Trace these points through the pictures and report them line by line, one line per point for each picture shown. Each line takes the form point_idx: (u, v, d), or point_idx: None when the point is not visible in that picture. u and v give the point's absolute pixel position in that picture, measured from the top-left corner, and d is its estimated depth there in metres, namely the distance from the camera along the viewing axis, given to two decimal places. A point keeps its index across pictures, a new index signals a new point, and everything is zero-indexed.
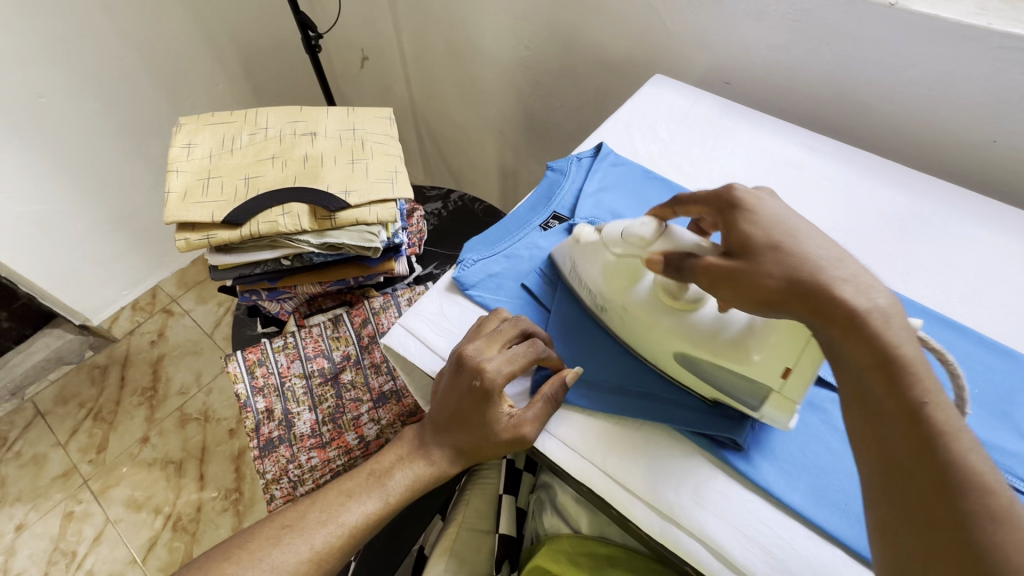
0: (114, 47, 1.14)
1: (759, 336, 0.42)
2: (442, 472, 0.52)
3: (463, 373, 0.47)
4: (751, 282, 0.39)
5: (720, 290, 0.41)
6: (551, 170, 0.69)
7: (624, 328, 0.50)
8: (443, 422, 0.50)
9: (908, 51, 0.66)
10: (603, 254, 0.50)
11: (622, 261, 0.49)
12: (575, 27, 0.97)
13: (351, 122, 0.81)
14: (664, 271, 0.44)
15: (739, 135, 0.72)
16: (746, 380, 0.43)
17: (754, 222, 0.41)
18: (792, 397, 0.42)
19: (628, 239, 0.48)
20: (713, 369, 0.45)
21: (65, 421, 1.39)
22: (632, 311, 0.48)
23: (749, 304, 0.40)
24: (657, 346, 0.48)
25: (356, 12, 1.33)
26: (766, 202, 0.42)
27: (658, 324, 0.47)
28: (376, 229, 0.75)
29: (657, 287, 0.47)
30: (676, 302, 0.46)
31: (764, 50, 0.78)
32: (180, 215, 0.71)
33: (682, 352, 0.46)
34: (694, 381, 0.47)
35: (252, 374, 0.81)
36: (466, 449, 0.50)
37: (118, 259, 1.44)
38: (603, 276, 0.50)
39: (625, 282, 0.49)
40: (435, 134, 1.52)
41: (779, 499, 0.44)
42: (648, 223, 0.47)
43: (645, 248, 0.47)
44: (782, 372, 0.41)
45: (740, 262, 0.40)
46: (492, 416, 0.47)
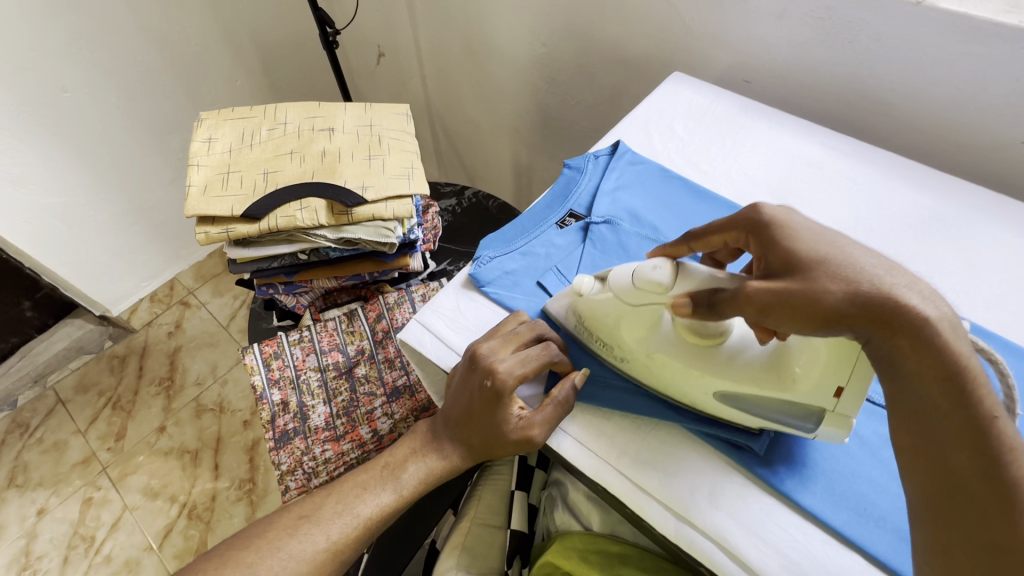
0: (137, 43, 1.16)
1: (799, 356, 0.41)
2: (455, 467, 0.52)
3: (475, 374, 0.47)
4: (809, 300, 0.37)
5: (774, 316, 0.38)
6: (568, 167, 0.68)
7: (651, 373, 0.48)
8: (455, 419, 0.50)
9: (934, 49, 0.65)
10: (616, 304, 0.47)
11: (637, 309, 0.46)
12: (593, 25, 0.96)
13: (369, 118, 0.82)
14: (696, 313, 0.41)
15: (759, 134, 0.71)
16: (795, 403, 0.42)
17: (789, 239, 0.40)
18: (847, 413, 0.41)
19: (641, 287, 0.44)
20: (756, 400, 0.43)
21: (85, 409, 1.42)
22: (662, 358, 0.46)
23: (811, 326, 0.37)
24: (693, 389, 0.46)
25: (373, 8, 1.33)
26: (794, 218, 0.42)
27: (697, 365, 0.44)
28: (393, 224, 0.75)
29: (681, 328, 0.45)
30: (704, 338, 0.44)
31: (785, 48, 0.77)
32: (201, 209, 0.72)
33: (722, 387, 0.44)
34: (736, 417, 0.45)
35: (268, 366, 0.82)
36: (476, 447, 0.50)
37: (138, 251, 1.47)
38: (619, 328, 0.47)
39: (645, 330, 0.46)
40: (450, 131, 1.52)
41: (796, 502, 0.43)
42: (662, 266, 0.43)
43: (663, 294, 0.43)
44: (835, 391, 0.40)
45: (790, 283, 0.38)
46: (504, 418, 0.47)
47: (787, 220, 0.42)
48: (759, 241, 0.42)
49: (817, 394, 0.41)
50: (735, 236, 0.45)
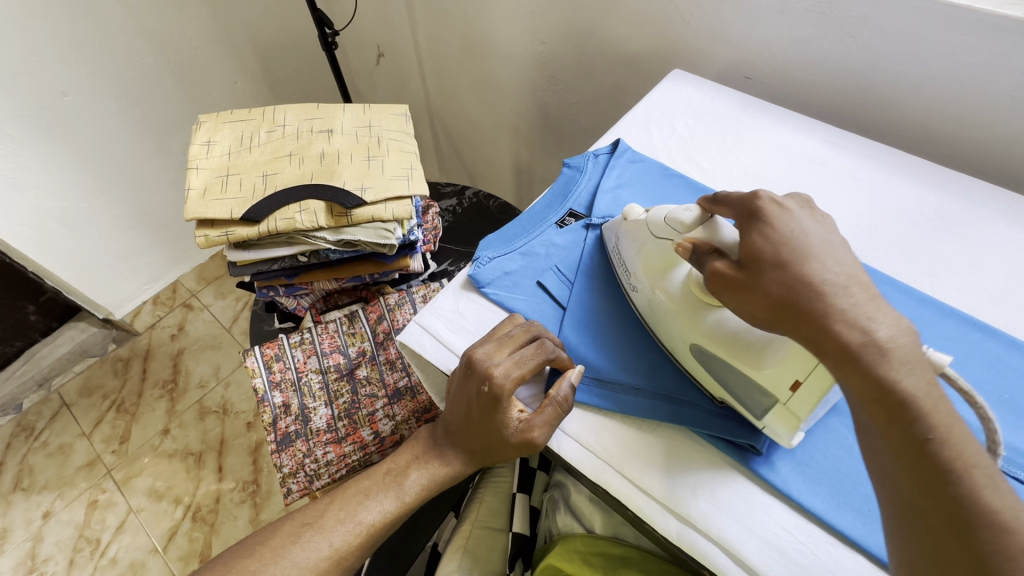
0: (136, 47, 1.16)
1: (773, 346, 0.41)
2: (457, 472, 0.52)
3: (471, 378, 0.47)
4: (751, 295, 0.39)
5: (721, 296, 0.41)
6: (568, 167, 0.68)
7: (651, 314, 0.50)
8: (456, 424, 0.50)
9: (937, 43, 0.64)
10: (645, 233, 0.51)
11: (661, 243, 0.49)
12: (592, 23, 0.95)
13: (367, 119, 0.82)
14: (689, 258, 0.44)
15: (760, 131, 0.70)
16: (755, 386, 0.43)
17: (767, 234, 0.40)
18: (796, 411, 0.41)
19: (671, 224, 0.48)
20: (726, 370, 0.44)
21: (90, 412, 1.42)
22: (660, 297, 0.48)
23: (752, 318, 0.40)
24: (676, 334, 0.48)
25: (371, 9, 1.33)
26: (784, 217, 0.41)
27: (682, 314, 0.46)
28: (392, 225, 0.75)
29: (691, 278, 0.47)
30: (705, 296, 0.45)
31: (786, 44, 0.76)
32: (200, 212, 0.72)
33: (697, 346, 0.46)
34: (704, 376, 0.47)
35: (269, 369, 0.82)
36: (480, 450, 0.50)
37: (140, 255, 1.47)
38: (641, 258, 0.51)
39: (661, 267, 0.49)
40: (450, 131, 1.52)
41: (799, 503, 0.43)
42: (693, 209, 0.46)
43: (682, 233, 0.47)
44: (792, 384, 0.40)
45: (744, 275, 0.40)
46: (502, 421, 0.47)
47: (781, 213, 0.41)
48: (742, 228, 0.42)
49: (774, 381, 0.41)
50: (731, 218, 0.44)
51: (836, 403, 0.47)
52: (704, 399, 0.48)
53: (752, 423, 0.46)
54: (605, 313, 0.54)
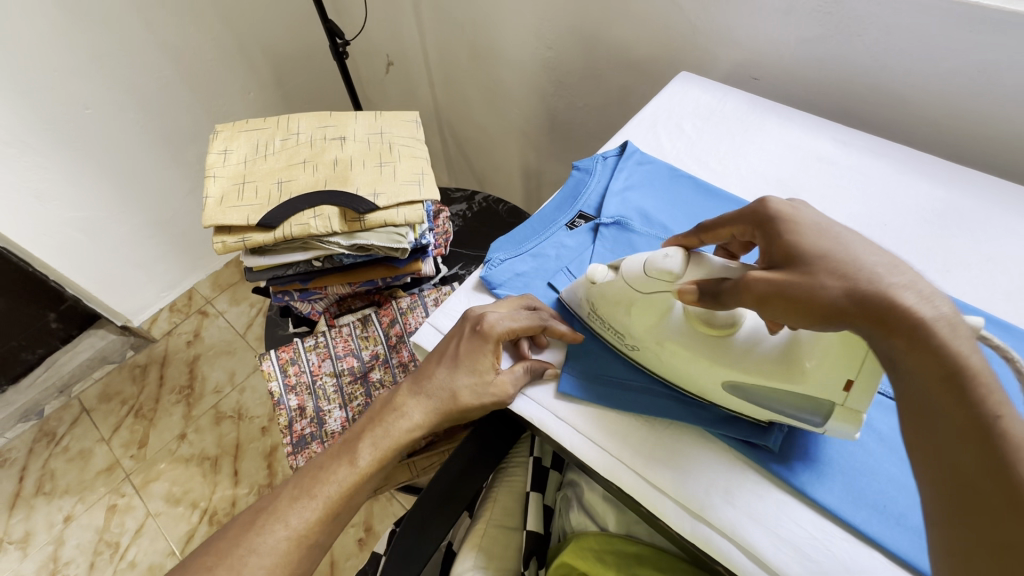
0: (154, 60, 1.19)
1: (809, 345, 0.41)
2: (421, 413, 0.53)
3: (468, 320, 0.52)
4: (809, 295, 0.37)
5: (771, 306, 0.39)
6: (576, 170, 0.68)
7: (662, 362, 0.49)
8: (436, 366, 0.53)
9: (946, 40, 0.64)
10: (625, 291, 0.48)
11: (650, 298, 0.47)
12: (598, 28, 0.97)
13: (379, 126, 0.83)
14: (700, 301, 0.42)
15: (768, 130, 0.71)
16: (802, 395, 0.42)
17: (798, 230, 0.41)
18: (858, 407, 0.40)
19: (652, 275, 0.46)
20: (769, 391, 0.43)
21: (109, 418, 1.45)
22: (670, 343, 0.47)
23: (806, 318, 0.37)
24: (700, 377, 0.46)
25: (381, 18, 1.36)
26: (803, 214, 0.42)
27: (705, 353, 0.45)
28: (404, 229, 0.76)
29: (690, 315, 0.46)
30: (713, 327, 0.45)
31: (793, 45, 0.76)
32: (218, 219, 0.73)
33: (731, 380, 0.44)
34: (741, 406, 0.46)
35: (285, 372, 0.84)
36: (450, 404, 0.52)
37: (158, 262, 1.50)
38: (629, 316, 0.48)
39: (654, 320, 0.47)
40: (459, 136, 1.54)
41: (813, 499, 0.43)
42: (673, 255, 0.45)
43: (673, 283, 0.45)
44: (844, 385, 0.40)
45: (790, 277, 0.38)
46: (481, 363, 0.50)
47: (799, 212, 0.42)
48: (766, 232, 0.43)
49: (826, 386, 0.40)
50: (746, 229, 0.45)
51: None
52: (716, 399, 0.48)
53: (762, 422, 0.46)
54: None
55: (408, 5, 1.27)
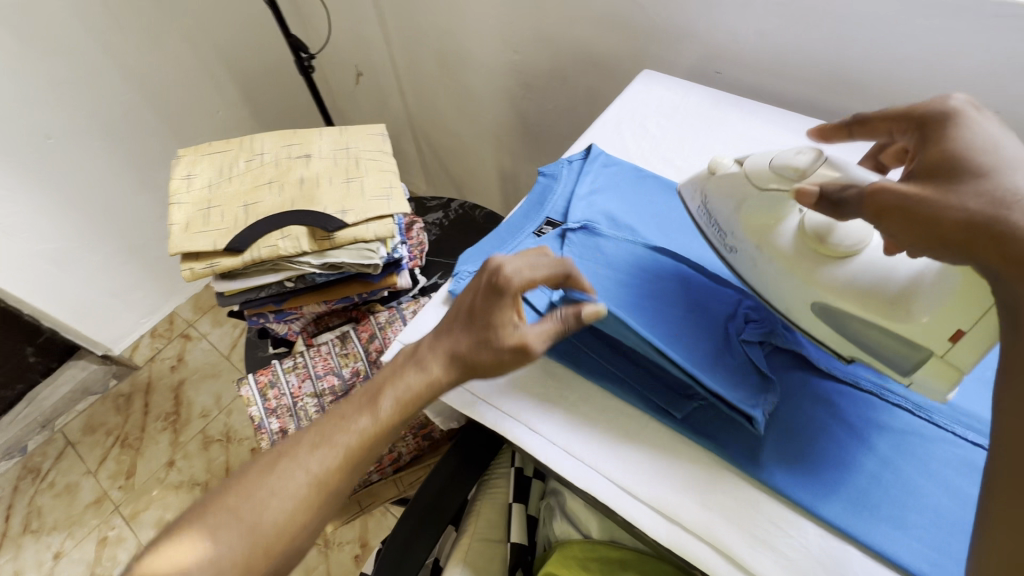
0: (117, 84, 1.17)
1: (931, 295, 0.40)
2: (436, 375, 0.48)
3: (486, 275, 0.49)
4: (934, 213, 0.36)
5: (887, 221, 0.38)
6: (543, 175, 0.68)
7: (755, 270, 0.49)
8: (456, 324, 0.49)
9: (900, 25, 0.65)
10: (745, 186, 0.49)
11: (764, 196, 0.48)
12: (562, 29, 0.97)
13: (344, 141, 0.82)
14: (816, 205, 0.42)
15: (730, 125, 0.71)
16: (904, 340, 0.41)
17: (961, 136, 0.39)
18: (957, 363, 0.40)
19: (779, 172, 0.47)
20: (864, 326, 0.43)
21: (95, 449, 1.43)
22: (773, 252, 0.47)
23: (920, 241, 0.37)
24: (789, 290, 0.47)
25: (346, 29, 1.34)
26: (980, 117, 0.40)
27: (799, 270, 0.45)
28: (375, 245, 0.75)
29: (804, 230, 0.46)
30: (825, 247, 0.45)
31: (752, 37, 0.77)
32: (184, 246, 0.72)
33: (823, 302, 0.45)
34: (829, 332, 0.46)
35: (265, 396, 0.83)
36: (471, 355, 0.48)
37: (135, 289, 1.48)
38: (742, 216, 0.49)
39: (768, 222, 0.48)
40: (433, 143, 1.53)
41: (784, 496, 0.43)
42: (806, 153, 0.46)
43: (797, 179, 0.46)
44: (952, 335, 0.39)
45: (930, 193, 0.36)
46: (497, 318, 0.47)
47: (976, 116, 0.40)
48: (924, 135, 0.41)
49: (930, 332, 0.40)
50: (907, 127, 0.44)
51: (815, 393, 0.48)
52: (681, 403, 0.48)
53: (729, 425, 0.46)
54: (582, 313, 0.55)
55: (372, 15, 1.26)
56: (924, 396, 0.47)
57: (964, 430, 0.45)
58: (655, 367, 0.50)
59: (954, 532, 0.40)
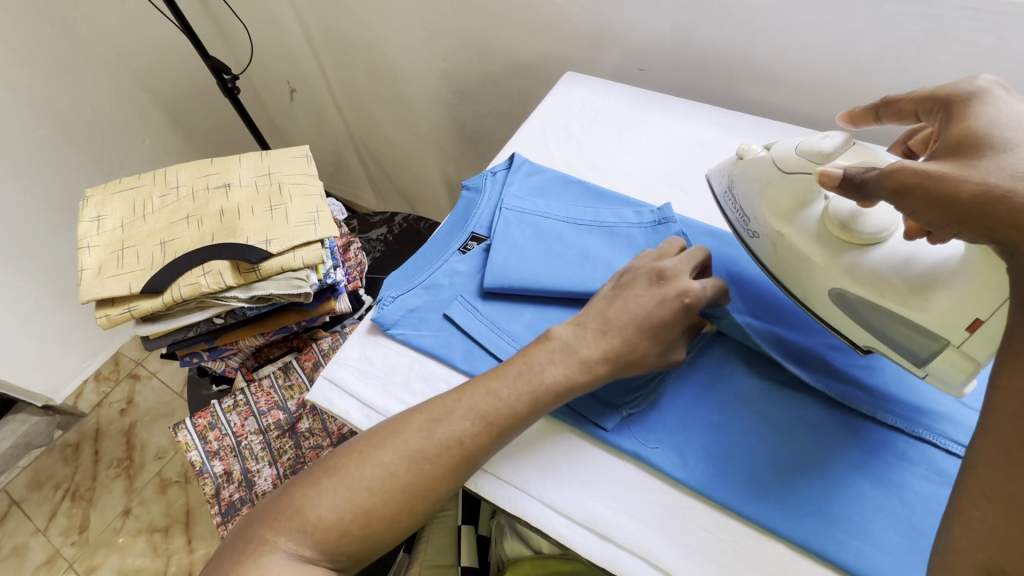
0: (27, 120, 1.10)
1: (948, 287, 0.41)
2: (472, 437, 0.43)
3: (664, 286, 0.47)
4: (952, 189, 0.34)
5: (906, 200, 0.36)
6: (467, 189, 0.66)
7: (777, 257, 0.50)
8: (618, 326, 0.46)
9: (804, 14, 0.66)
10: (769, 170, 0.49)
11: (791, 179, 0.48)
12: (487, 33, 0.95)
13: (265, 166, 0.79)
14: (840, 187, 0.41)
15: (654, 123, 0.71)
16: (921, 330, 0.42)
17: (990, 113, 0.38)
18: (974, 353, 0.40)
19: (804, 156, 0.46)
20: (878, 314, 0.44)
21: (43, 506, 1.35)
22: (794, 238, 0.48)
23: (940, 219, 0.35)
24: (810, 274, 0.48)
25: (274, 45, 1.30)
26: (1005, 97, 0.39)
27: (822, 255, 0.47)
28: (305, 273, 0.73)
29: (828, 217, 0.47)
30: (848, 234, 0.46)
31: (668, 32, 0.77)
32: (97, 293, 0.68)
33: (840, 289, 0.46)
34: (847, 320, 0.47)
35: (204, 440, 0.78)
36: (521, 414, 0.44)
37: (71, 333, 1.40)
38: (767, 202, 0.50)
39: (793, 206, 0.49)
40: (377, 156, 1.49)
41: (716, 501, 0.43)
42: (834, 137, 0.46)
43: (822, 162, 0.45)
44: (969, 325, 0.39)
45: (948, 170, 0.35)
46: (671, 326, 0.46)
47: (1006, 96, 0.40)
48: (948, 115, 0.41)
49: (947, 323, 0.40)
50: (932, 109, 0.43)
51: (741, 390, 0.48)
52: (608, 414, 0.47)
53: (656, 431, 0.47)
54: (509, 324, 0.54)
55: (298, 30, 1.22)
56: (847, 384, 0.48)
57: (887, 414, 0.45)
58: None
59: (875, 518, 0.41)
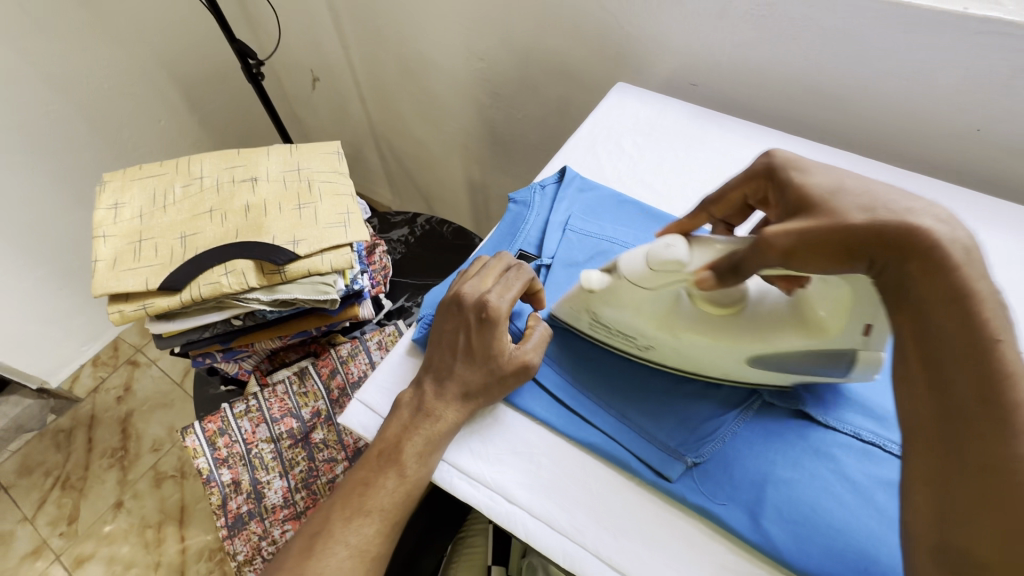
0: (40, 94, 1.05)
1: (820, 296, 0.40)
2: (371, 538, 0.44)
3: (463, 309, 0.46)
4: (829, 236, 0.35)
5: (798, 262, 0.37)
6: (513, 202, 0.62)
7: (682, 354, 0.45)
8: (438, 365, 0.47)
9: (880, 40, 0.62)
10: (633, 291, 0.43)
11: (658, 290, 0.43)
12: (530, 36, 0.91)
13: (295, 161, 0.75)
14: (721, 283, 0.39)
15: (711, 143, 0.67)
16: (826, 352, 0.41)
17: (805, 176, 0.40)
18: (878, 346, 0.40)
19: (659, 268, 0.41)
20: (791, 358, 0.42)
21: (31, 493, 1.30)
22: (691, 333, 0.43)
23: (834, 262, 0.36)
24: (721, 357, 0.44)
25: (301, 32, 1.25)
26: (807, 160, 0.42)
27: (728, 337, 0.42)
28: (332, 278, 0.68)
29: (697, 299, 0.43)
30: (724, 310, 0.43)
31: (729, 48, 0.73)
32: (110, 287, 0.64)
33: (756, 356, 0.42)
34: (761, 375, 0.45)
35: (213, 446, 0.74)
36: (400, 501, 0.44)
37: (73, 315, 1.35)
38: (641, 315, 0.44)
39: (668, 309, 0.44)
40: (398, 152, 1.45)
41: (791, 569, 0.39)
42: (675, 244, 0.40)
43: (684, 270, 0.40)
44: (863, 329, 0.39)
45: (810, 223, 0.36)
46: (494, 345, 0.45)
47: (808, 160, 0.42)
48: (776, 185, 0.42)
49: (846, 335, 0.40)
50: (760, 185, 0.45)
51: (816, 444, 0.44)
52: (670, 465, 0.43)
53: (723, 488, 0.42)
54: (566, 355, 0.50)
55: (328, 19, 1.18)
56: None
57: None
58: (641, 428, 0.45)
59: None
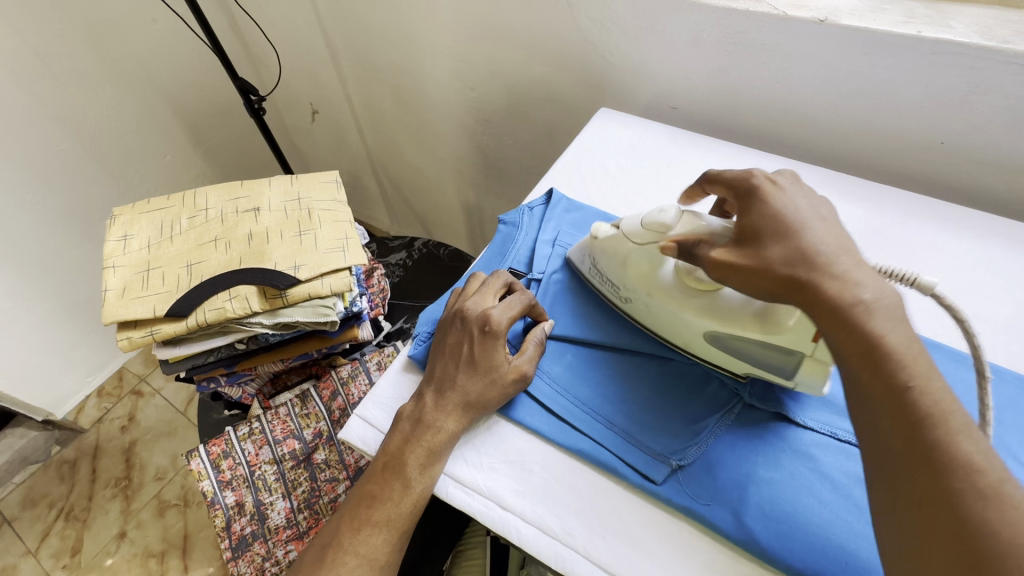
0: (53, 134, 1.10)
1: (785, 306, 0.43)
2: (377, 547, 0.45)
3: (468, 323, 0.50)
4: (756, 272, 0.40)
5: (728, 280, 0.42)
6: (503, 223, 0.65)
7: (652, 318, 0.51)
8: (444, 378, 0.49)
9: (843, 63, 0.66)
10: (624, 243, 0.52)
11: (646, 248, 0.51)
12: (518, 66, 0.96)
13: (295, 191, 0.78)
14: (679, 256, 0.46)
15: (690, 162, 0.71)
16: (780, 351, 0.45)
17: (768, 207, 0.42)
18: (824, 358, 0.43)
19: (649, 227, 0.49)
20: (744, 344, 0.46)
21: (35, 525, 1.31)
22: (660, 296, 0.50)
23: (758, 290, 0.41)
24: (685, 328, 0.49)
25: (301, 68, 1.31)
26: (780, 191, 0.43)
27: (689, 306, 0.48)
28: (331, 300, 0.71)
29: (681, 271, 0.50)
30: (693, 282, 0.49)
31: (705, 73, 0.77)
32: (120, 314, 0.67)
33: (710, 332, 0.47)
34: (723, 358, 0.49)
35: (217, 468, 0.76)
36: (404, 511, 0.46)
37: (79, 346, 1.38)
38: (628, 269, 0.52)
39: (648, 271, 0.51)
40: (395, 179, 1.49)
41: (775, 565, 0.41)
42: (668, 209, 0.48)
43: (665, 233, 0.48)
44: (814, 336, 0.42)
45: (745, 258, 0.41)
46: (494, 356, 0.49)
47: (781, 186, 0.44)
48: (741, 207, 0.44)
49: (797, 338, 0.43)
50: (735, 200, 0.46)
51: (795, 444, 0.46)
52: (656, 468, 0.45)
53: (708, 488, 0.44)
54: (557, 366, 0.52)
55: (326, 55, 1.23)
56: None
57: None
58: (628, 434, 0.47)
59: None
